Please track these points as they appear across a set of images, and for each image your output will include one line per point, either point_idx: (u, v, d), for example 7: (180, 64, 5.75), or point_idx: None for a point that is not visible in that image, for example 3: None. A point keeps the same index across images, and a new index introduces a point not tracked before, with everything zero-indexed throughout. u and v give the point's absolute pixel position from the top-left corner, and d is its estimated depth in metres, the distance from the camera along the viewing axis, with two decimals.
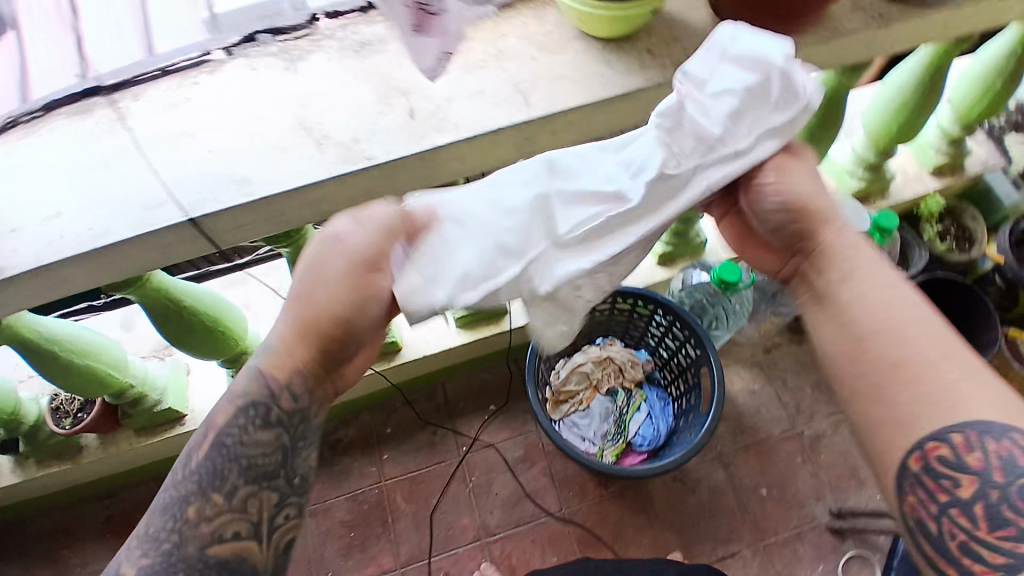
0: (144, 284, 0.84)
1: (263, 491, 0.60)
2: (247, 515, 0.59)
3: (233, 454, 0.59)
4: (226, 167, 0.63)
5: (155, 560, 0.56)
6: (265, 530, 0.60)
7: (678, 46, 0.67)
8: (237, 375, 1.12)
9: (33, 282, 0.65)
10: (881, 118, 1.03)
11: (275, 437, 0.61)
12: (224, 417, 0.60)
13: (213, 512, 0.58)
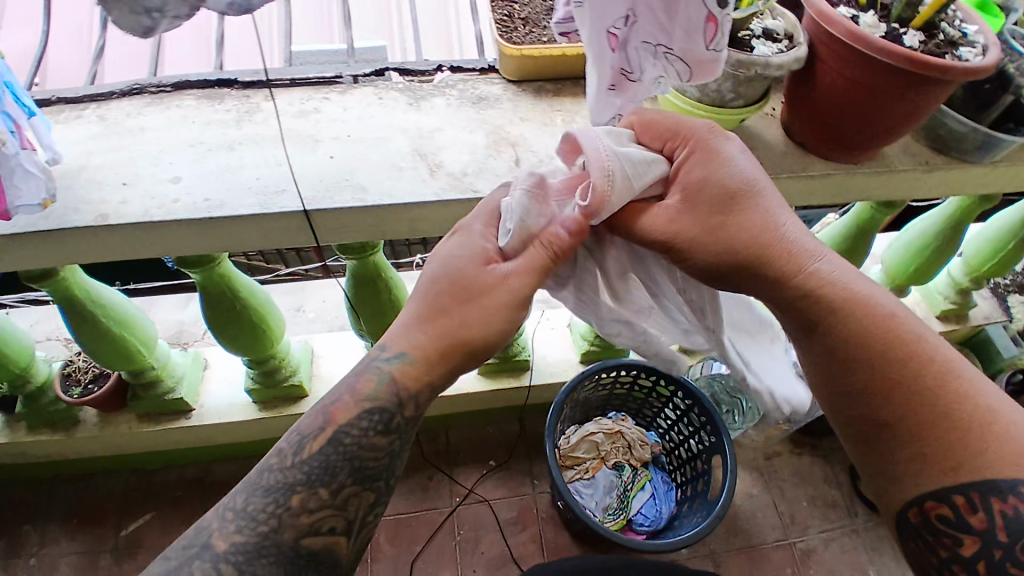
0: (212, 267, 0.87)
1: (364, 492, 0.58)
2: (345, 513, 0.56)
3: (348, 453, 0.56)
4: (347, 173, 0.70)
5: (249, 540, 0.52)
6: (356, 531, 0.57)
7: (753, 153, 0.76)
8: (257, 378, 1.12)
9: (119, 236, 0.67)
10: (899, 259, 1.15)
11: (389, 443, 0.58)
12: (347, 415, 0.57)
13: (316, 505, 0.55)
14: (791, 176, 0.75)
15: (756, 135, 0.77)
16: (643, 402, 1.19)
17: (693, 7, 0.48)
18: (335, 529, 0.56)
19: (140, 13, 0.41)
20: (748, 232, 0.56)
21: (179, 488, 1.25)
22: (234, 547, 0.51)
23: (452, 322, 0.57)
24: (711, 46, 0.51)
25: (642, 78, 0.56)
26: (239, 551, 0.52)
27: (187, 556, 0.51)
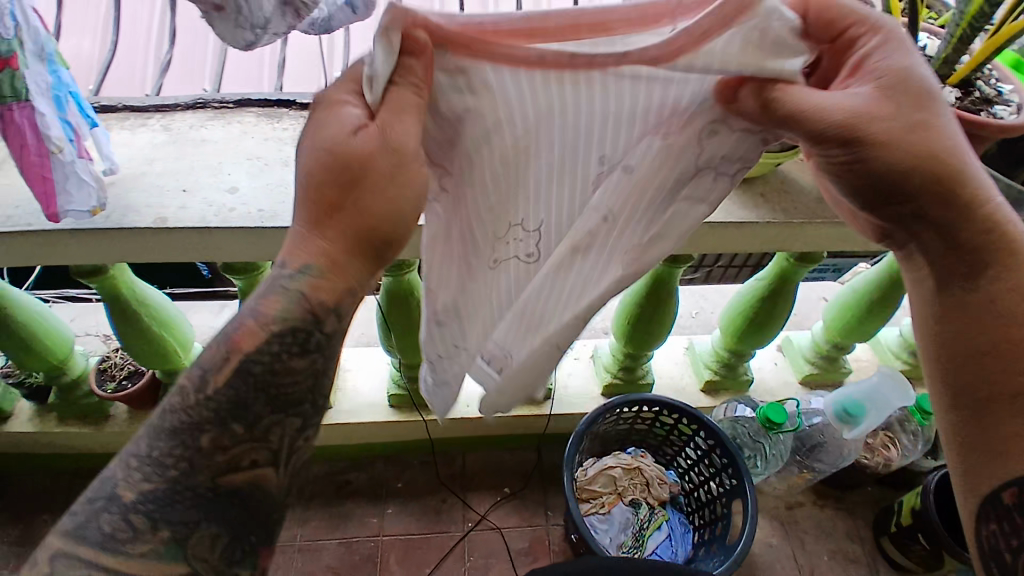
0: (254, 276, 0.91)
1: (289, 419, 0.49)
2: (269, 444, 0.48)
3: (257, 376, 0.47)
4: None
5: (159, 487, 0.45)
6: (286, 461, 0.50)
7: (787, 197, 0.77)
8: None
9: (173, 239, 0.70)
10: None
11: (312, 364, 0.48)
12: (252, 337, 0.46)
13: (231, 441, 0.47)
14: (825, 221, 0.75)
15: (791, 180, 0.78)
16: (663, 439, 1.19)
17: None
18: (262, 465, 0.49)
19: (245, 29, 0.48)
20: (942, 142, 0.44)
21: None
22: (143, 496, 0.45)
23: (362, 210, 0.43)
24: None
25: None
26: (150, 498, 0.45)
27: (93, 509, 0.45)
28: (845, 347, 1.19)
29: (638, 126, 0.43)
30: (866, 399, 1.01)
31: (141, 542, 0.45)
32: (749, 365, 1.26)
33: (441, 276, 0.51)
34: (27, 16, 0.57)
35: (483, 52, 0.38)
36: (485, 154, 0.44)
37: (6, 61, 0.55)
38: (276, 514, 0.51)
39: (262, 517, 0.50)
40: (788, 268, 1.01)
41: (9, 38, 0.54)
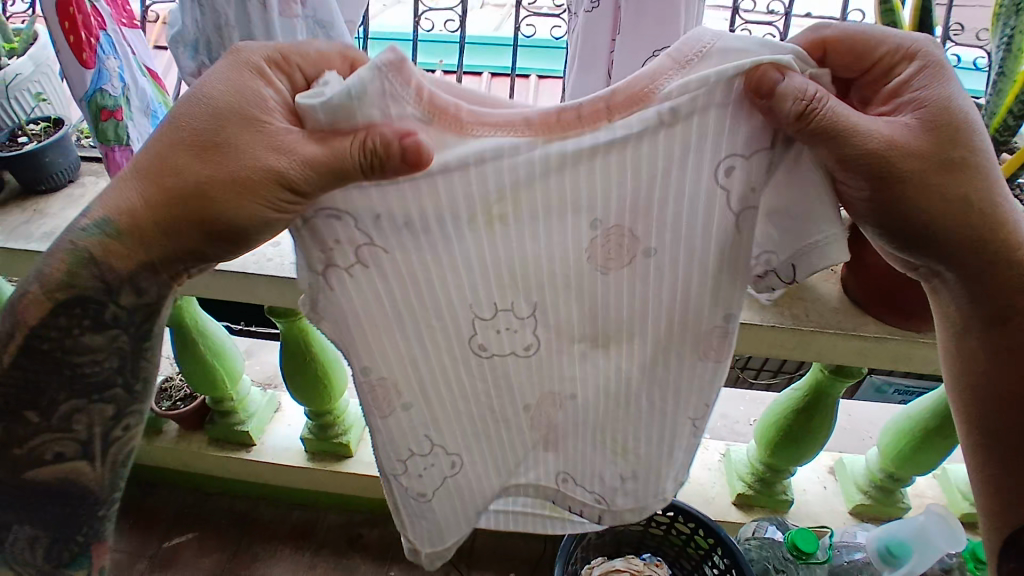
0: (294, 320, 1.01)
1: (90, 406, 0.57)
2: (74, 434, 0.58)
3: (51, 352, 0.53)
4: None
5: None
6: (100, 448, 0.60)
7: (799, 303, 0.74)
8: (313, 431, 1.21)
9: (221, 279, 0.82)
10: None
11: (111, 340, 0.54)
12: (34, 314, 0.51)
13: (30, 429, 0.56)
14: (839, 333, 0.71)
15: (807, 286, 0.75)
16: (681, 550, 1.09)
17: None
18: (70, 457, 0.59)
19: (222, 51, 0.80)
20: (962, 182, 0.45)
21: (225, 517, 1.32)
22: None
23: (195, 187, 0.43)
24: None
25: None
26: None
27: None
28: (902, 479, 1.07)
29: (588, 210, 0.49)
30: (913, 540, 0.88)
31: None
32: (789, 484, 1.14)
33: (387, 350, 0.57)
34: (137, 83, 0.76)
35: (467, 125, 0.45)
36: (443, 225, 0.49)
37: (112, 113, 0.72)
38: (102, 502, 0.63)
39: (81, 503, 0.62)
40: (825, 382, 0.95)
41: (115, 95, 0.72)
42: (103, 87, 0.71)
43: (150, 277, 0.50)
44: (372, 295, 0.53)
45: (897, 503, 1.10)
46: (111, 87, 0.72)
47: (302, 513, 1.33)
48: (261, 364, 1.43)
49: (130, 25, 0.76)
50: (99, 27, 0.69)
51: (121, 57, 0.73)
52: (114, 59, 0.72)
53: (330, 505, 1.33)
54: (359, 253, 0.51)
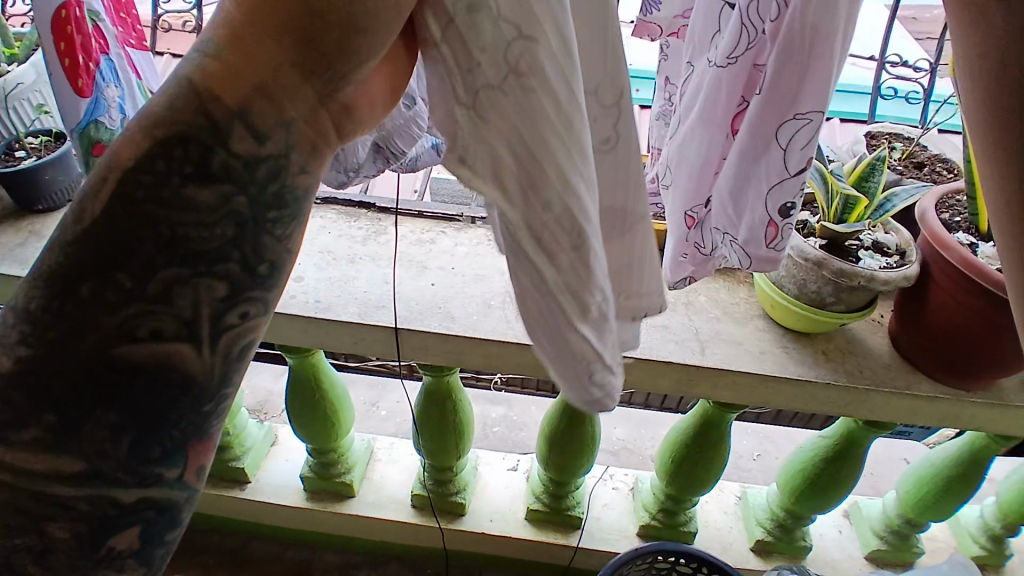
0: (305, 356, 0.96)
1: (196, 279, 0.30)
2: (172, 308, 0.30)
3: (138, 203, 0.28)
4: (439, 305, 0.74)
5: (35, 356, 0.30)
6: (208, 334, 0.31)
7: (851, 359, 0.71)
8: (314, 468, 1.14)
9: None
10: (1011, 492, 0.91)
11: (223, 197, 0.29)
12: (129, 149, 0.28)
13: (117, 298, 0.29)
14: (893, 391, 0.69)
15: (858, 341, 0.73)
16: None
17: (754, 208, 0.48)
18: (170, 340, 0.30)
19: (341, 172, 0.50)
20: None
21: (214, 557, 1.23)
22: (19, 366, 0.30)
23: None
24: (773, 246, 0.48)
25: (712, 251, 0.54)
26: (30, 367, 0.30)
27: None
28: (914, 521, 1.02)
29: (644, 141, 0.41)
30: None
31: (21, 427, 0.31)
32: (808, 530, 1.11)
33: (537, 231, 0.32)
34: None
35: None
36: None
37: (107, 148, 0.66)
38: (207, 406, 0.33)
39: (178, 405, 0.32)
40: (856, 430, 0.93)
41: (112, 128, 0.65)
42: (98, 118, 0.64)
43: (275, 116, 0.29)
44: (510, 129, 0.29)
45: (909, 545, 1.05)
46: (108, 119, 0.65)
47: (297, 553, 1.25)
48: (256, 391, 1.35)
49: (140, 45, 0.68)
50: (99, 52, 0.62)
51: (124, 86, 0.66)
52: (116, 86, 0.65)
53: (327, 544, 1.26)
54: (505, 56, 0.28)
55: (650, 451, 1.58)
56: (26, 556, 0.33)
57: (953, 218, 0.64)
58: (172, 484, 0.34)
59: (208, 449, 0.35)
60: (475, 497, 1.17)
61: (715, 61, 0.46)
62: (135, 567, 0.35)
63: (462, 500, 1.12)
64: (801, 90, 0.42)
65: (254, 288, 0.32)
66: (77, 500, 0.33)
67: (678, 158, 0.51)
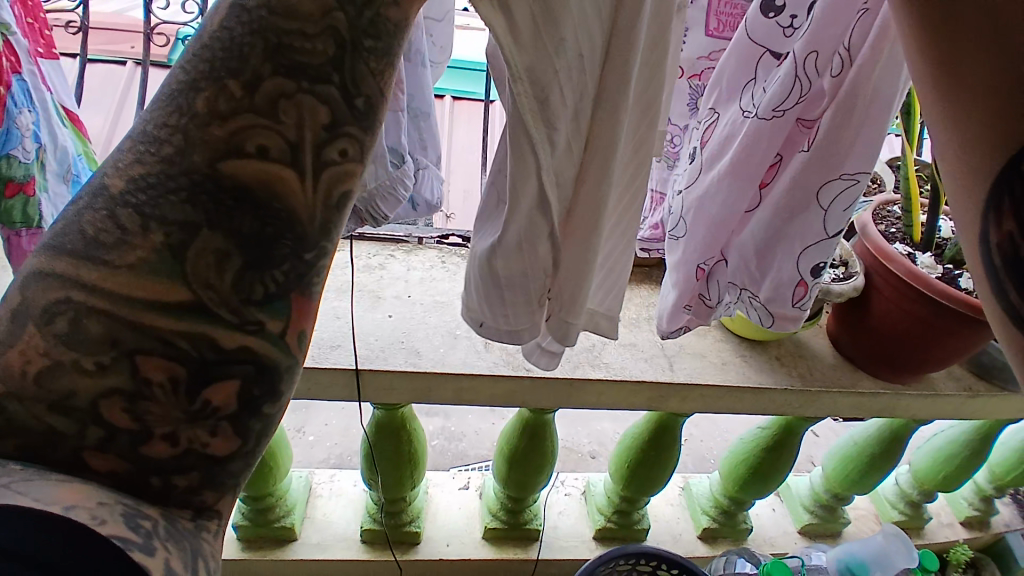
0: None
1: (301, 96, 0.31)
2: (280, 125, 0.31)
3: (256, 16, 0.30)
4: (401, 340, 0.69)
5: (151, 171, 0.30)
6: (310, 163, 0.32)
7: (801, 363, 0.76)
8: (248, 514, 1.03)
9: None
10: (926, 461, 1.06)
11: (325, 9, 0.30)
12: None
13: (229, 108, 0.30)
14: (841, 391, 0.73)
15: (805, 345, 0.78)
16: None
17: (787, 270, 0.57)
18: (274, 161, 0.31)
19: None
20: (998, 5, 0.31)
21: None
22: (132, 186, 0.30)
23: None
24: (796, 304, 0.59)
25: (717, 303, 0.62)
26: (144, 186, 0.30)
27: (74, 210, 0.31)
28: (843, 496, 1.12)
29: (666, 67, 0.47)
30: (871, 561, 0.97)
31: (128, 249, 0.30)
32: (747, 513, 1.19)
33: (546, 83, 0.40)
34: (55, 139, 0.62)
35: None
36: None
37: (22, 186, 0.58)
38: (309, 253, 0.33)
39: (284, 237, 0.32)
40: (793, 421, 1.00)
41: (27, 162, 0.57)
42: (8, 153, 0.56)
43: None
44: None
45: (838, 516, 1.16)
46: (21, 152, 0.57)
47: None
48: None
49: (48, 55, 0.62)
50: (9, 72, 0.55)
51: (37, 109, 0.59)
52: (28, 112, 0.57)
53: None
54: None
55: (587, 447, 1.60)
56: (119, 402, 0.31)
57: (890, 229, 0.71)
58: (271, 335, 0.33)
59: (307, 307, 0.34)
60: (428, 524, 1.13)
61: (756, 113, 0.53)
62: (230, 433, 0.33)
63: (417, 529, 1.07)
64: (849, 155, 0.52)
65: (352, 121, 0.33)
66: (178, 336, 0.31)
67: (699, 210, 0.58)
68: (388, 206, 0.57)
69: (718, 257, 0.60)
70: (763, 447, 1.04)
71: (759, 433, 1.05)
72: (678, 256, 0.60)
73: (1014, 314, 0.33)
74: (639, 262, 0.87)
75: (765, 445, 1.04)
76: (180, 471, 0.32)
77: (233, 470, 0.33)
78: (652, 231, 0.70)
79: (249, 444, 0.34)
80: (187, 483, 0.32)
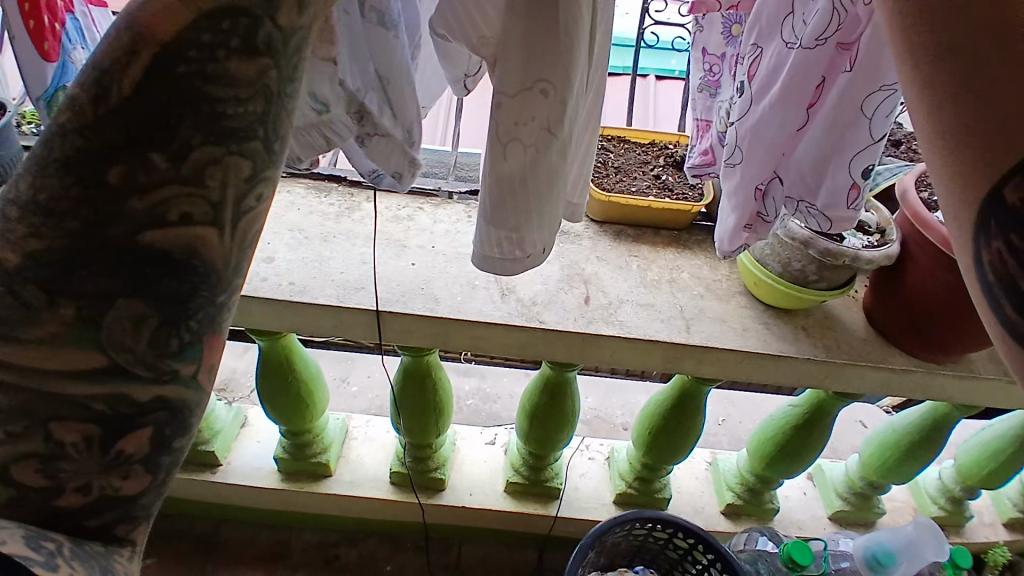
0: (277, 340, 0.93)
1: (227, 159, 0.33)
2: (205, 192, 0.33)
3: (176, 85, 0.31)
4: (421, 286, 0.72)
5: (56, 244, 0.32)
6: (229, 219, 0.34)
7: (830, 333, 0.73)
8: (287, 448, 1.11)
9: None
10: (969, 455, 1.00)
11: (260, 71, 0.32)
12: (169, 25, 0.30)
13: (149, 180, 0.32)
14: (868, 365, 0.70)
15: (834, 317, 0.75)
16: (676, 563, 1.08)
17: (840, 175, 0.53)
18: (196, 223, 0.33)
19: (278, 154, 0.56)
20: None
21: (185, 542, 1.20)
22: (32, 264, 0.33)
23: None
24: (851, 207, 0.54)
25: (774, 217, 0.58)
26: (48, 261, 0.33)
27: None
28: (879, 484, 1.08)
29: None
30: (901, 550, 0.91)
31: (39, 323, 0.33)
32: (775, 493, 1.16)
33: None
34: None
35: None
36: None
37: None
38: (222, 296, 0.36)
39: (199, 290, 0.35)
40: (825, 400, 0.97)
41: None
42: (64, 84, 0.64)
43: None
44: None
45: (870, 503, 1.11)
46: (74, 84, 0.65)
47: (271, 534, 1.23)
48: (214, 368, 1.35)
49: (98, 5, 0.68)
50: (64, 12, 0.63)
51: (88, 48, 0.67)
52: (81, 49, 0.65)
53: (301, 524, 1.24)
54: None
55: (619, 418, 1.60)
56: (34, 463, 0.35)
57: (932, 196, 0.67)
58: (184, 379, 0.37)
59: (218, 344, 0.37)
60: (454, 472, 1.17)
61: (799, 43, 0.49)
62: (142, 473, 0.37)
63: (442, 476, 1.12)
64: (891, 62, 0.48)
65: (269, 166, 0.35)
66: (94, 399, 0.35)
67: (755, 139, 0.54)
68: (306, 150, 0.53)
69: (772, 176, 0.56)
70: (794, 424, 1.01)
71: (791, 413, 1.02)
72: (737, 180, 0.56)
73: (1009, 328, 0.33)
74: (669, 227, 0.85)
75: (795, 425, 1.01)
76: (95, 513, 0.36)
77: (146, 503, 0.38)
78: (702, 157, 0.63)
79: (161, 477, 0.38)
80: (99, 523, 0.36)
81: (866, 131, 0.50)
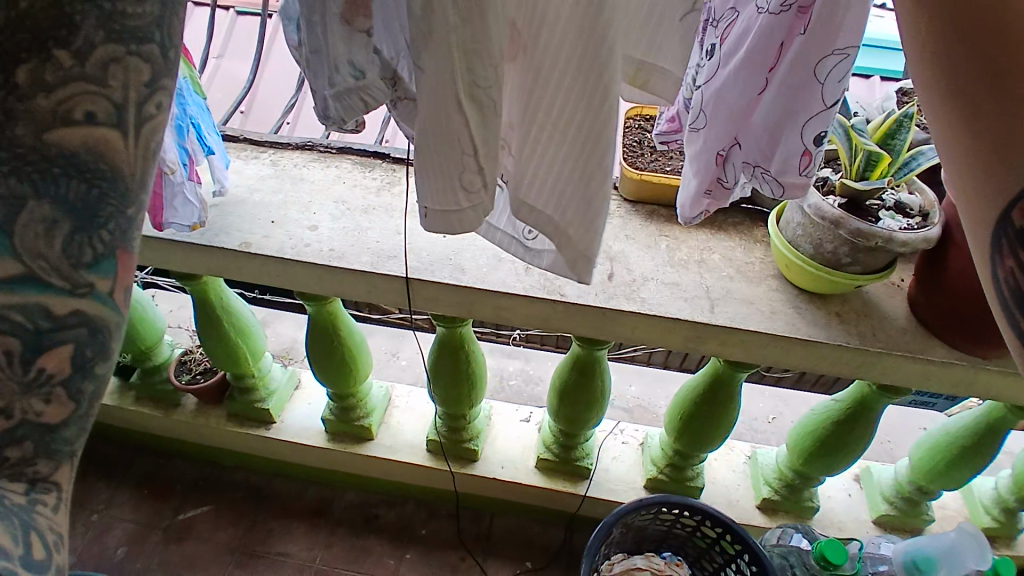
0: (323, 305, 0.99)
1: (129, 58, 0.39)
2: (109, 89, 0.39)
3: None
4: (449, 257, 0.75)
5: None
6: (133, 121, 0.40)
7: (866, 321, 0.70)
8: (334, 410, 1.18)
9: (244, 259, 0.76)
10: None
11: None
12: None
13: (55, 78, 0.38)
14: (905, 355, 0.67)
15: (874, 304, 0.71)
16: (704, 552, 1.07)
17: (792, 142, 0.52)
18: (102, 123, 0.39)
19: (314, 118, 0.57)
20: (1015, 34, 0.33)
21: (241, 491, 1.31)
22: None
23: None
24: (803, 173, 0.53)
25: (734, 184, 0.56)
26: None
27: None
28: (928, 490, 1.02)
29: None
30: (941, 556, 0.86)
31: None
32: (816, 491, 1.12)
33: None
34: None
35: None
36: None
37: None
38: (132, 207, 0.40)
39: (108, 196, 0.39)
40: (869, 395, 0.92)
41: None
42: None
43: None
44: None
45: (919, 509, 1.06)
46: None
47: (318, 491, 1.32)
48: (276, 336, 1.45)
49: None
50: None
51: None
52: None
53: (346, 483, 1.32)
54: None
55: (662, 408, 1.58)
56: None
57: None
58: (101, 294, 0.39)
59: (131, 262, 0.40)
60: (487, 445, 1.21)
61: (767, 7, 0.48)
62: (63, 400, 0.38)
63: (475, 447, 1.16)
64: (842, 26, 0.46)
65: (169, 73, 0.42)
66: (8, 310, 0.37)
67: (716, 104, 0.53)
68: (347, 114, 0.53)
69: (734, 142, 0.54)
70: (835, 419, 0.97)
71: (830, 407, 0.98)
72: (698, 146, 0.54)
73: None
74: None
75: (835, 420, 0.97)
76: (13, 443, 0.37)
77: (66, 437, 0.38)
78: (668, 125, 0.63)
79: (82, 409, 0.39)
80: (18, 455, 0.37)
81: (818, 99, 0.49)
